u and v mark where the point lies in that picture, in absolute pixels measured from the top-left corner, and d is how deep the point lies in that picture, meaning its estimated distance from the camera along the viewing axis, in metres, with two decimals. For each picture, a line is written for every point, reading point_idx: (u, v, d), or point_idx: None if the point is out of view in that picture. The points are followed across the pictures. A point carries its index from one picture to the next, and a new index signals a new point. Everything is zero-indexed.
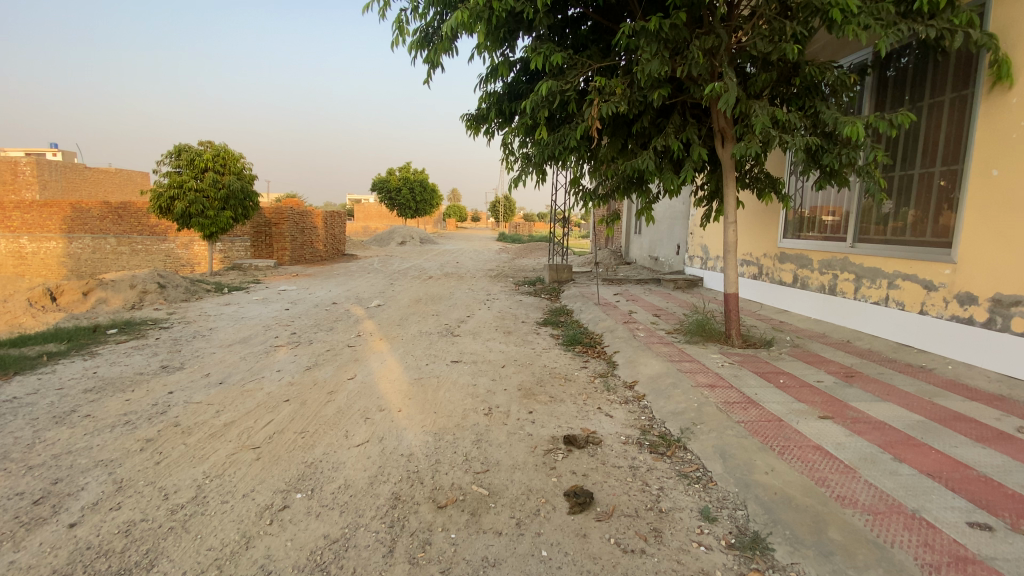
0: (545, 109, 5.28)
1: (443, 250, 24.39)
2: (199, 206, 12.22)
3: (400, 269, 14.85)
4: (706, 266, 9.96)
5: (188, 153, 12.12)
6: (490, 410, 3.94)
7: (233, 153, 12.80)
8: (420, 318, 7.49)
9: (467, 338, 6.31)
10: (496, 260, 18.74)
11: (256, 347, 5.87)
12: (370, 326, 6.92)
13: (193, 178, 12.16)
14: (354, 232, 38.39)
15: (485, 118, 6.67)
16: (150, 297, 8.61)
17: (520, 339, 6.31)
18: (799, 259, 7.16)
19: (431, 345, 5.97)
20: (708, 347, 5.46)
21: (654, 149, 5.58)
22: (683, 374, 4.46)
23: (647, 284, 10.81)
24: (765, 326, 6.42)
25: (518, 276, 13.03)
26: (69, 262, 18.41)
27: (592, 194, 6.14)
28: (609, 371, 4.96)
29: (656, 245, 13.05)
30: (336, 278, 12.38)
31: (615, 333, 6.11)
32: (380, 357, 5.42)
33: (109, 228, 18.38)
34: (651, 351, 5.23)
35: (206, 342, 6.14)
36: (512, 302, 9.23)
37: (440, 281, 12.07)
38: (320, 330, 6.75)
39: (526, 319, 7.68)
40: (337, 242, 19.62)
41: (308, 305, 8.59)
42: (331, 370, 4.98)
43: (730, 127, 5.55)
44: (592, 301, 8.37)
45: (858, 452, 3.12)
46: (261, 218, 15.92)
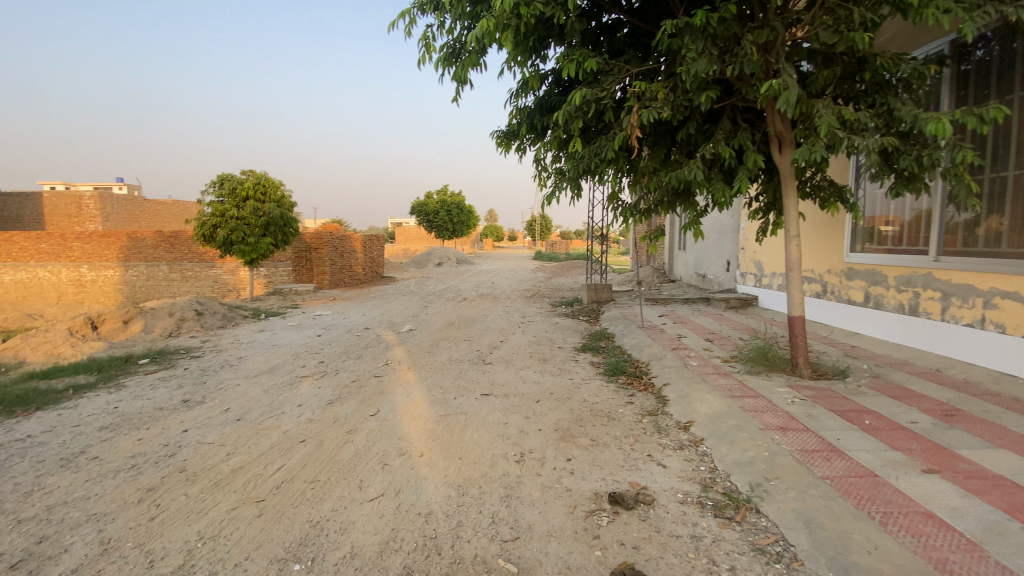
0: (579, 119, 4.87)
1: (480, 270, 24.24)
2: (240, 233, 12.45)
3: (436, 291, 14.65)
4: (761, 284, 9.19)
5: (231, 182, 12.41)
6: (523, 456, 3.47)
7: (273, 181, 13.03)
8: (452, 345, 7.12)
9: (500, 367, 5.88)
10: (533, 280, 18.34)
11: (281, 378, 5.64)
12: (400, 354, 6.60)
13: (234, 206, 12.43)
14: (394, 254, 38.96)
15: (515, 134, 6.32)
16: (187, 325, 8.64)
17: (558, 368, 5.82)
18: (871, 275, 6.38)
19: (461, 375, 5.58)
20: (772, 379, 4.81)
21: (702, 158, 5.07)
22: (746, 413, 3.87)
23: (695, 304, 10.11)
24: (836, 352, 5.68)
25: (556, 297, 12.57)
26: (125, 290, 19.28)
27: (634, 210, 5.65)
28: (658, 408, 4.42)
29: (703, 262, 12.30)
30: (371, 301, 12.29)
31: (663, 362, 5.53)
32: (406, 389, 5.06)
33: (162, 257, 19.21)
34: (706, 384, 4.64)
35: (232, 372, 5.96)
36: (549, 325, 8.75)
37: (475, 303, 11.76)
38: (349, 358, 6.48)
39: (564, 344, 7.18)
40: (376, 265, 19.78)
41: (341, 330, 8.40)
42: (354, 404, 4.64)
43: (788, 130, 4.98)
44: (636, 324, 7.79)
45: (980, 520, 2.38)
46: (301, 244, 16.16)
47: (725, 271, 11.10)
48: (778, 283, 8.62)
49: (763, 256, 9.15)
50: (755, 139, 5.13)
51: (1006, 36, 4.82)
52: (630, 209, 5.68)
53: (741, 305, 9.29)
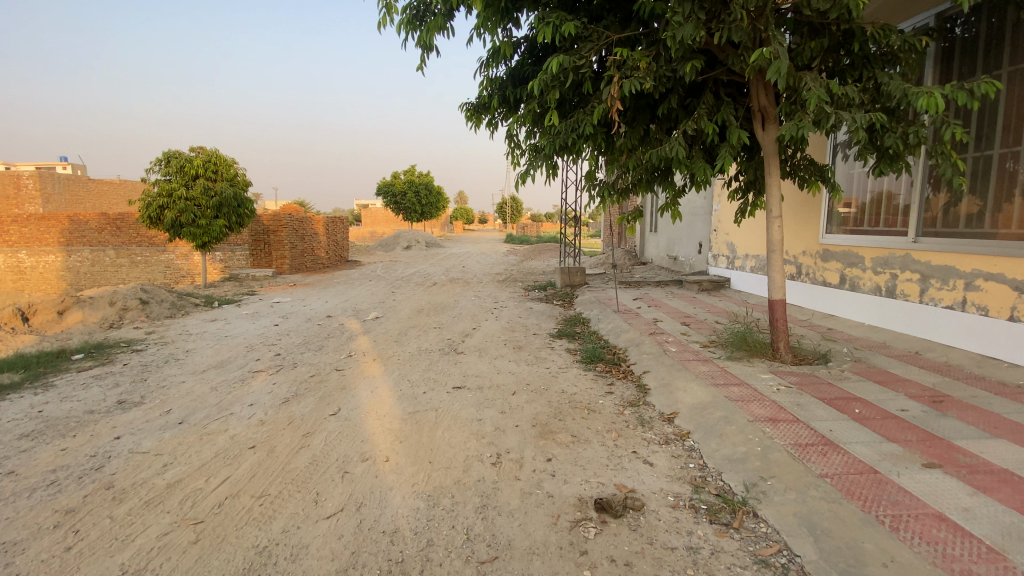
0: (556, 90, 4.51)
1: (450, 254, 23.70)
2: (190, 215, 11.60)
3: (404, 275, 14.13)
4: (734, 266, 9.10)
5: (178, 160, 11.53)
6: (499, 458, 3.17)
7: (225, 159, 12.20)
8: (420, 333, 6.73)
9: (472, 357, 5.54)
10: (504, 263, 18.01)
11: (233, 373, 5.15)
12: (364, 344, 6.18)
13: (183, 186, 11.54)
14: (361, 238, 37.83)
15: (486, 107, 5.91)
16: (131, 315, 7.95)
17: (533, 357, 5.53)
18: (847, 257, 6.31)
19: (430, 366, 5.23)
20: (754, 365, 4.64)
21: (684, 134, 4.78)
22: (733, 403, 3.67)
23: (668, 286, 9.98)
24: (815, 336, 5.58)
25: (528, 280, 12.27)
26: (69, 276, 17.94)
27: (611, 190, 5.36)
28: (639, 398, 4.18)
29: (675, 244, 12.19)
30: (335, 287, 11.70)
31: (641, 348, 5.31)
32: (371, 383, 4.68)
33: (108, 240, 17.97)
34: (688, 371, 4.43)
35: (178, 367, 5.44)
36: (522, 310, 8.44)
37: (445, 288, 11.35)
38: (308, 349, 6.02)
39: (539, 330, 6.89)
40: (341, 249, 19.04)
41: (301, 319, 7.88)
42: (312, 403, 4.23)
43: (773, 106, 4.75)
44: (611, 308, 7.56)
45: (995, 524, 2.26)
46: (259, 226, 15.28)
47: (697, 253, 11.00)
48: (752, 266, 8.53)
49: (735, 238, 9.05)
50: (739, 115, 4.88)
51: (996, 9, 4.72)
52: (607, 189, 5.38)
53: (715, 288, 9.19)
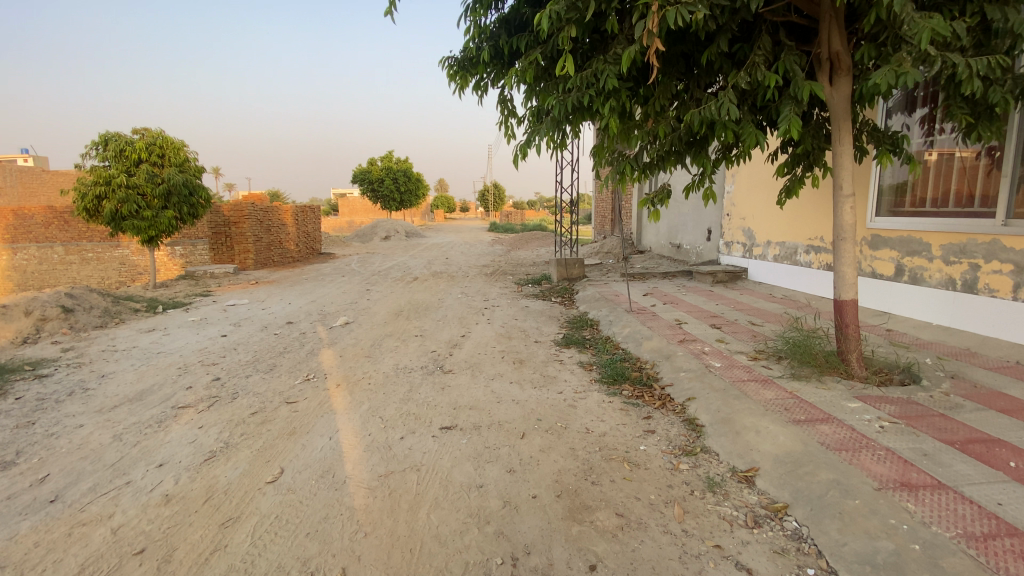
0: (572, 26, 3.41)
1: (432, 244, 22.37)
2: (132, 206, 10.07)
3: (382, 270, 12.86)
4: (752, 255, 8.08)
5: (115, 143, 10.02)
6: (517, 569, 2.07)
7: (174, 142, 10.74)
8: (399, 344, 5.55)
9: (463, 378, 4.39)
10: (490, 254, 16.80)
11: (151, 411, 3.92)
12: (328, 360, 4.99)
13: (123, 172, 10.00)
14: (338, 228, 36.14)
15: (474, 63, 4.76)
16: (50, 326, 6.48)
17: (539, 376, 4.41)
18: (906, 244, 5.32)
19: (410, 393, 4.08)
20: (829, 387, 3.60)
21: (736, 87, 3.70)
22: (836, 458, 2.62)
23: (677, 279, 8.95)
24: (882, 341, 4.58)
25: (520, 273, 11.11)
26: (11, 276, 16.06)
27: (636, 164, 4.24)
28: (694, 440, 3.11)
29: (679, 230, 11.16)
30: (303, 285, 10.39)
31: (676, 365, 4.23)
32: (330, 425, 3.51)
33: (55, 236, 16.08)
34: (750, 400, 3.37)
35: (81, 401, 4.17)
36: (518, 311, 7.30)
37: (428, 284, 10.13)
38: (256, 371, 4.79)
39: (541, 337, 5.76)
40: (313, 241, 17.61)
41: (256, 328, 6.60)
42: (245, 460, 3.05)
43: (848, 51, 3.71)
44: (623, 307, 6.47)
45: None
46: (219, 217, 13.77)
47: (705, 241, 9.97)
48: (775, 254, 7.50)
49: (755, 224, 8.02)
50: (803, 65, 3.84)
51: None
52: (630, 162, 4.25)
53: (731, 279, 8.11)
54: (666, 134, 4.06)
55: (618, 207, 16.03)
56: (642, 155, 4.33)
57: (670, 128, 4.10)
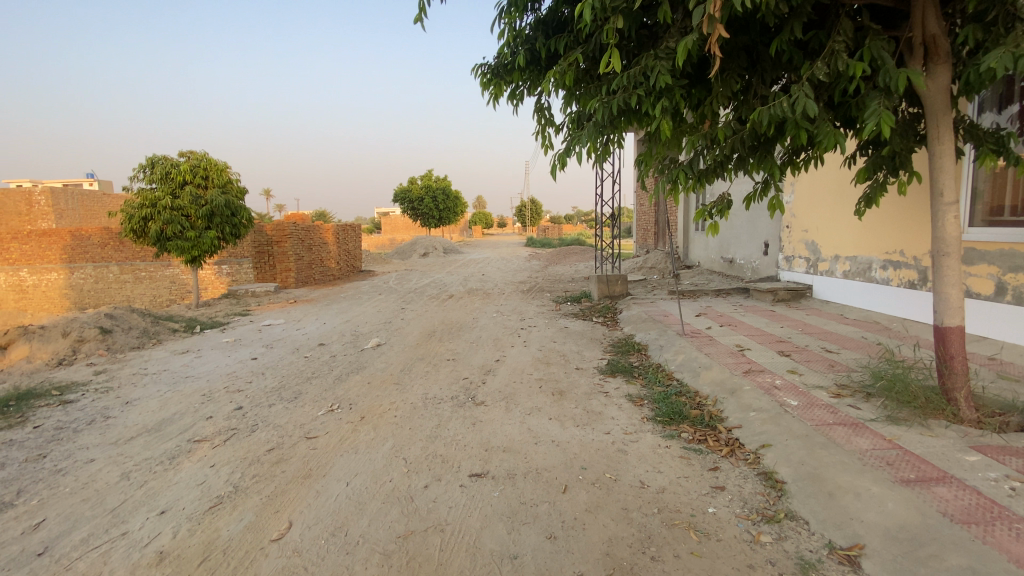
0: (620, 16, 3.01)
1: (470, 260, 22.23)
2: (176, 226, 10.28)
3: (417, 287, 12.67)
4: (818, 271, 7.42)
5: (162, 166, 10.29)
6: None
7: (217, 164, 10.93)
8: (429, 369, 5.19)
9: (497, 411, 3.97)
10: (529, 270, 16.41)
11: (165, 444, 3.69)
12: (354, 388, 4.68)
13: (169, 194, 10.25)
14: (379, 245, 36.71)
15: (509, 70, 4.42)
16: (87, 348, 6.55)
17: (582, 411, 3.93)
18: (1010, 258, 4.57)
19: (438, 429, 3.68)
20: (936, 433, 2.97)
21: (811, 81, 3.20)
22: (972, 538, 2.03)
23: (731, 296, 8.33)
24: (991, 375, 3.86)
25: (559, 291, 10.66)
26: (72, 294, 16.85)
27: (691, 172, 3.76)
28: (775, 502, 2.56)
29: (730, 244, 10.47)
30: (338, 303, 10.28)
31: (743, 403, 3.68)
32: (349, 467, 3.15)
33: (112, 256, 16.84)
34: (841, 452, 2.79)
35: (101, 431, 3.99)
36: (557, 332, 6.83)
37: (464, 303, 9.81)
38: (280, 399, 4.53)
39: (583, 362, 5.28)
40: (353, 259, 17.76)
41: (286, 349, 6.41)
42: (252, 510, 2.73)
43: (946, 34, 3.16)
44: (673, 330, 5.92)
45: None
46: (261, 236, 14.00)
47: (761, 255, 9.24)
48: (845, 270, 6.81)
49: (820, 237, 7.33)
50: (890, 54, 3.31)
51: None
52: (685, 169, 3.77)
53: (793, 298, 7.53)
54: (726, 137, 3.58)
55: (661, 220, 15.35)
56: (698, 162, 3.85)
57: (731, 131, 3.62)
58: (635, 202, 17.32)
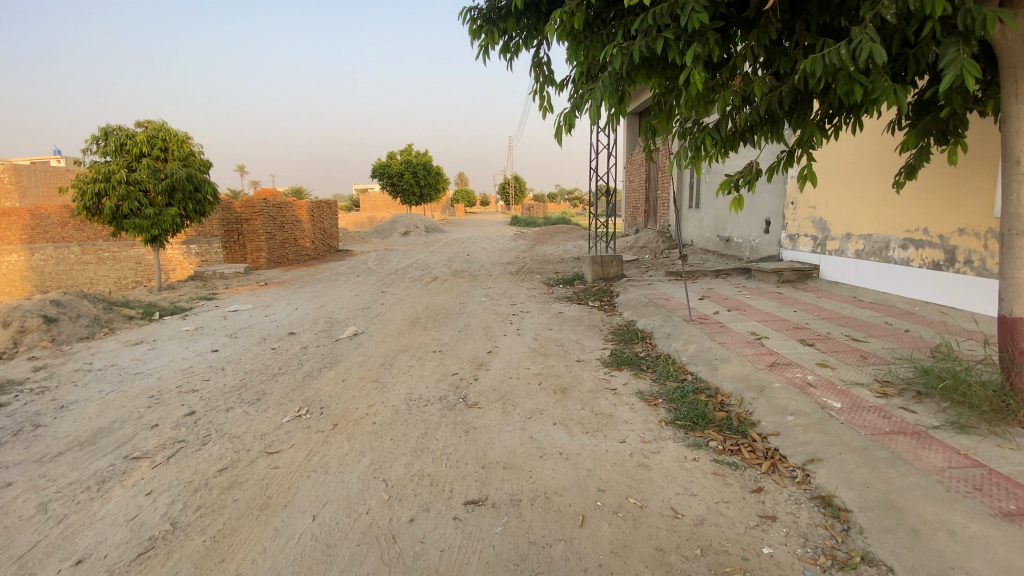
0: None
1: (453, 239, 21.53)
2: (133, 203, 9.32)
3: (399, 268, 11.99)
4: (826, 250, 7.01)
5: (115, 136, 9.31)
6: None
7: (178, 134, 9.93)
8: (412, 363, 4.60)
9: (493, 415, 3.43)
10: (515, 249, 15.81)
11: (96, 463, 3.06)
12: (328, 387, 4.09)
13: (123, 168, 9.27)
14: (360, 224, 35.59)
15: (503, 15, 3.78)
16: (27, 339, 5.76)
17: (591, 414, 3.42)
18: None
19: (426, 439, 3.12)
20: (1014, 445, 2.53)
21: (874, 24, 2.69)
22: None
23: (732, 277, 7.89)
24: None
25: (549, 272, 10.10)
26: (31, 277, 15.66)
27: (719, 135, 3.25)
28: (844, 539, 2.09)
29: (727, 222, 10.02)
30: (314, 286, 9.57)
31: (775, 405, 3.20)
32: (318, 494, 2.59)
33: (72, 236, 15.66)
34: (913, 473, 2.33)
35: (22, 444, 3.34)
36: (552, 318, 6.29)
37: (449, 285, 9.19)
38: (240, 402, 3.90)
39: (583, 353, 4.75)
40: (330, 238, 16.93)
41: (252, 340, 5.73)
42: (193, 560, 2.15)
43: None
44: (680, 315, 5.43)
45: None
46: (231, 214, 13.04)
47: (762, 234, 8.73)
48: (858, 250, 6.40)
49: (830, 213, 6.86)
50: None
51: None
52: (711, 132, 3.26)
53: (799, 278, 7.09)
54: (761, 94, 3.07)
55: (652, 198, 14.82)
56: (724, 125, 3.33)
57: (768, 87, 3.11)
58: (625, 179, 16.73)
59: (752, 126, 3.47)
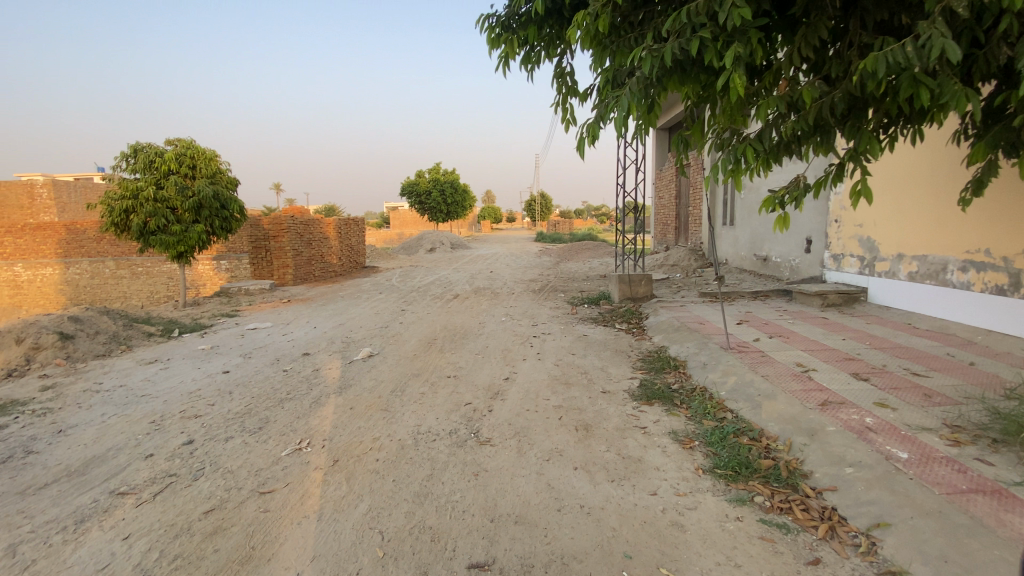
0: None
1: (478, 256, 21.39)
2: (160, 219, 9.48)
3: (422, 285, 11.84)
4: (875, 271, 6.49)
5: (144, 154, 9.53)
6: None
7: (205, 152, 10.14)
8: (425, 389, 4.32)
9: (508, 455, 3.11)
10: (540, 266, 15.51)
11: (80, 498, 2.86)
12: (333, 416, 3.84)
13: (152, 185, 9.45)
14: (388, 241, 35.99)
15: (523, 23, 3.55)
16: (43, 356, 5.72)
17: (617, 457, 3.06)
18: None
19: (431, 482, 2.82)
20: None
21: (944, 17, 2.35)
22: None
23: (771, 300, 7.40)
24: None
25: (574, 291, 9.75)
26: (69, 290, 16.10)
27: (761, 146, 2.92)
28: None
29: (765, 240, 9.52)
30: (335, 303, 9.46)
31: (831, 454, 2.77)
32: (305, 548, 2.30)
33: (108, 251, 16.09)
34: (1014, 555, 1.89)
35: (11, 473, 3.17)
36: (575, 342, 5.94)
37: (470, 304, 8.94)
38: (240, 431, 3.68)
39: (609, 383, 4.39)
40: (356, 254, 17.00)
41: (264, 360, 5.57)
42: None
43: None
44: (715, 342, 5.02)
45: None
46: (258, 231, 13.17)
47: (803, 253, 8.22)
48: (911, 272, 5.87)
49: (879, 232, 6.36)
50: None
51: None
52: (753, 143, 2.93)
53: (845, 302, 6.57)
54: (811, 100, 2.74)
55: (682, 215, 14.38)
56: (768, 135, 3.00)
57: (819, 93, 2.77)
58: (654, 195, 16.32)
59: (799, 137, 3.13)
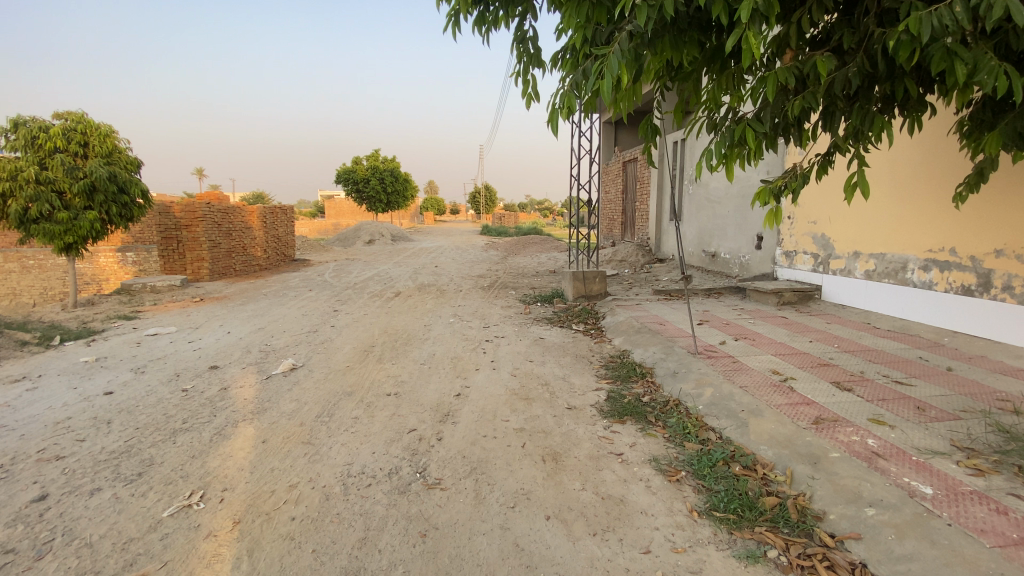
0: None
1: (420, 249, 20.47)
2: (43, 205, 7.97)
3: (359, 281, 10.91)
4: (828, 268, 6.41)
5: (24, 128, 7.96)
6: None
7: (101, 128, 8.68)
8: (359, 413, 3.61)
9: (465, 502, 2.51)
10: (485, 261, 14.89)
11: None
12: (240, 453, 3.06)
13: (31, 164, 7.92)
14: (323, 232, 34.05)
15: None
16: None
17: (597, 499, 2.54)
18: None
19: (366, 550, 2.16)
20: None
21: None
22: None
23: (726, 298, 7.21)
24: None
25: (524, 288, 9.23)
26: None
27: (764, 126, 2.49)
28: None
29: (713, 236, 9.43)
30: (257, 302, 8.38)
31: (843, 490, 2.40)
32: None
33: None
34: None
35: None
36: (530, 346, 5.40)
37: (413, 302, 8.19)
38: (112, 480, 2.83)
39: (573, 398, 3.87)
40: (285, 246, 15.63)
41: (160, 376, 4.59)
42: None
43: None
44: (682, 346, 4.65)
45: None
46: (167, 219, 11.60)
47: (753, 250, 8.13)
48: (868, 270, 5.79)
49: (835, 229, 6.27)
50: None
51: None
52: (753, 123, 2.49)
53: (800, 300, 6.47)
54: (826, 73, 2.32)
55: (629, 209, 14.27)
56: (767, 114, 2.58)
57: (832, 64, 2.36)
58: (600, 189, 16.11)
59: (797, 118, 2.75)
